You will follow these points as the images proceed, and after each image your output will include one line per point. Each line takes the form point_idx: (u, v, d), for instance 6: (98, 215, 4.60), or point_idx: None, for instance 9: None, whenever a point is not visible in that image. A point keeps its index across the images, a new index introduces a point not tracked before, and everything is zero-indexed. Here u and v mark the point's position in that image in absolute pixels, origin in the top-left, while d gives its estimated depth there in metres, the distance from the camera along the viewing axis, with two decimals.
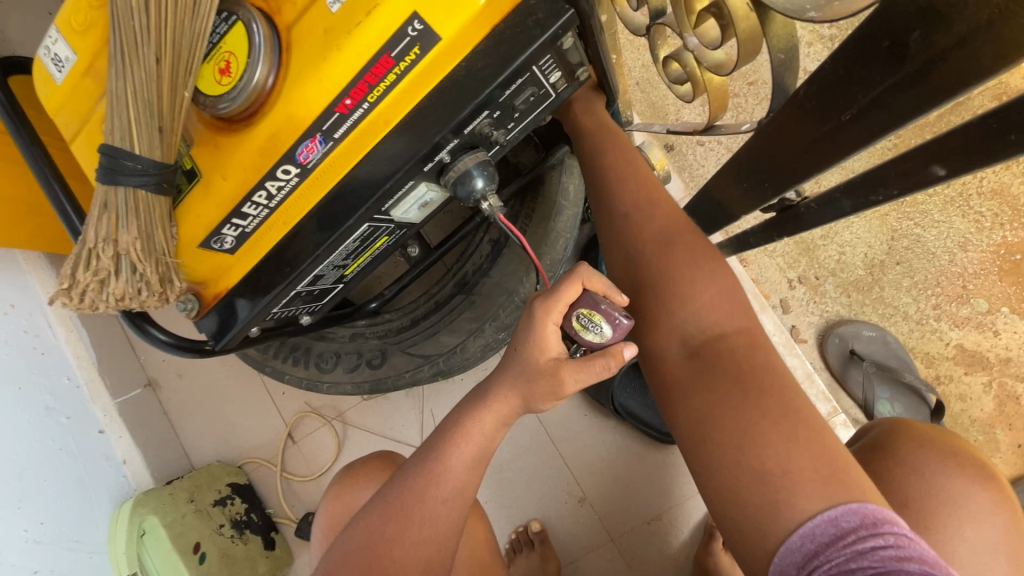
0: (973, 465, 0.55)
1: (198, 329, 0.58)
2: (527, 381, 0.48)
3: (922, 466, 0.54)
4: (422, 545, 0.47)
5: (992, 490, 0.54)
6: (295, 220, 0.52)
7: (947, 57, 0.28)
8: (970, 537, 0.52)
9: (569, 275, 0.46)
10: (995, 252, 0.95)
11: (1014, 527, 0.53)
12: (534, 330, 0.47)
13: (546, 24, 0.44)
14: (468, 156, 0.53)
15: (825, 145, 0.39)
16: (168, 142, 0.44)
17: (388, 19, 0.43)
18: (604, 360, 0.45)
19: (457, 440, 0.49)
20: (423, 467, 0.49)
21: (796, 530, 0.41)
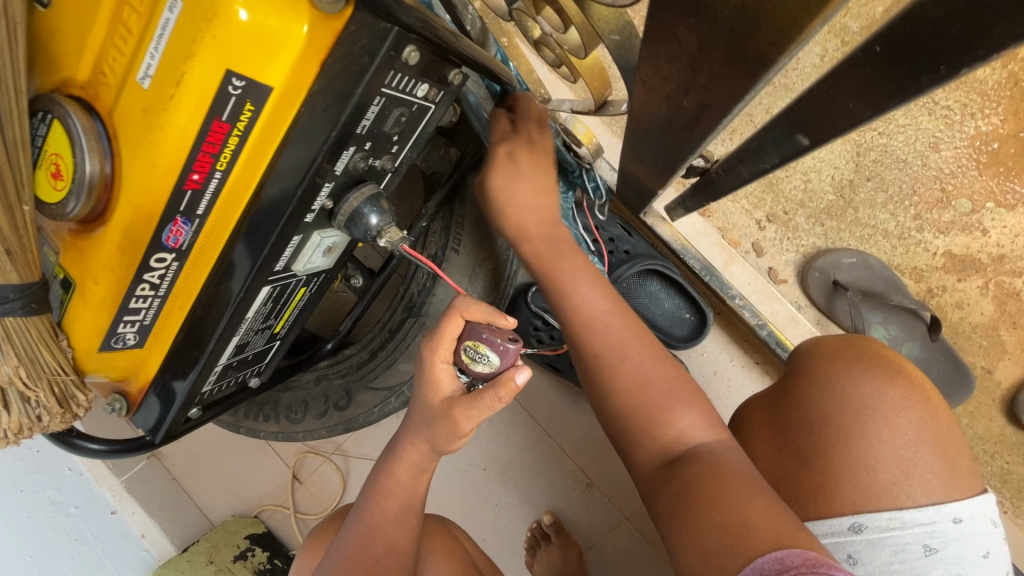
0: (881, 366, 0.55)
1: (134, 426, 0.57)
2: (428, 425, 0.49)
3: (832, 380, 0.54)
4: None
5: (905, 386, 0.54)
6: (191, 301, 0.49)
7: None
8: (888, 443, 0.51)
9: (445, 311, 0.46)
10: (971, 146, 0.88)
11: (932, 420, 0.53)
12: (425, 367, 0.48)
13: (373, 49, 0.40)
14: (353, 194, 0.49)
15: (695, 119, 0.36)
16: (23, 260, 0.42)
17: (202, 83, 0.38)
18: (494, 393, 0.44)
19: (375, 497, 0.52)
20: (370, 504, 0.52)
21: (747, 564, 0.38)
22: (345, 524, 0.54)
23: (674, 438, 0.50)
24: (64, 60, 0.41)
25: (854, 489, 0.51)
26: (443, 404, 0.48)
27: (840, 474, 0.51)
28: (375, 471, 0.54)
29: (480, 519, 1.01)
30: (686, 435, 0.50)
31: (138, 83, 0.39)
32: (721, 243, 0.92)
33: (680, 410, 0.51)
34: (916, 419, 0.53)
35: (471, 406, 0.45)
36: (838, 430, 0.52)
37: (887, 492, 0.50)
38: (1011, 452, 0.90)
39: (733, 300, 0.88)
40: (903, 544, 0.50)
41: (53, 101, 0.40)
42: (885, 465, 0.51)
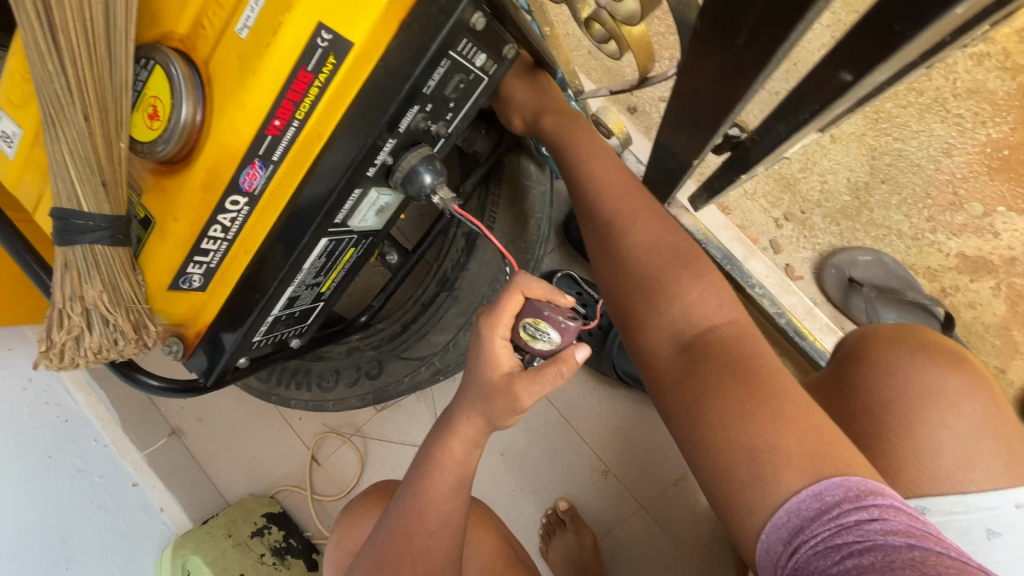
0: (943, 354, 0.56)
1: (188, 369, 0.60)
2: (485, 400, 0.51)
3: (894, 365, 0.56)
4: (430, 555, 0.53)
5: (967, 376, 0.55)
6: (255, 246, 0.53)
7: None
8: (950, 429, 0.53)
9: (508, 288, 0.46)
10: (981, 153, 0.92)
11: (993, 409, 0.55)
12: (484, 345, 0.48)
13: (450, 9, 0.44)
14: (411, 153, 0.53)
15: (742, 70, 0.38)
16: (115, 194, 0.46)
17: (296, 34, 0.42)
18: (556, 369, 0.46)
19: (430, 473, 0.54)
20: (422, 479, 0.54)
21: (781, 505, 0.41)
22: (397, 497, 0.56)
23: (683, 319, 0.53)
24: (166, 15, 0.46)
25: (915, 472, 0.53)
26: (504, 379, 0.49)
27: (902, 458, 0.53)
28: (426, 445, 0.56)
29: (498, 505, 1.01)
30: (693, 309, 0.53)
31: (237, 34, 0.44)
32: (743, 237, 0.95)
33: (687, 285, 0.54)
34: (978, 407, 0.54)
35: (533, 380, 0.47)
36: (898, 414, 0.54)
37: (949, 477, 0.53)
38: None
39: (753, 289, 0.93)
40: (967, 527, 0.52)
41: (156, 50, 0.45)
42: (948, 451, 0.53)
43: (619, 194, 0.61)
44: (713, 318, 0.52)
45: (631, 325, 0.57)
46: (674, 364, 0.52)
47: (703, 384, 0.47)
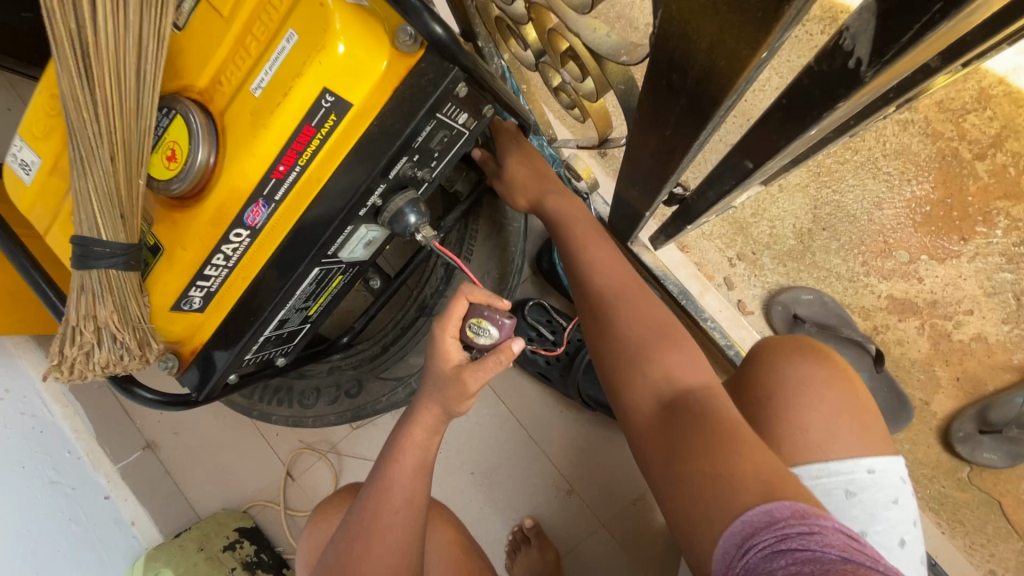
0: (813, 351, 0.64)
1: (182, 384, 0.64)
2: (441, 391, 0.58)
3: (776, 363, 0.64)
4: (394, 531, 0.59)
5: (830, 367, 0.63)
6: (253, 273, 0.58)
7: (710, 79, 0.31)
8: (818, 410, 0.60)
9: (454, 293, 0.55)
10: (907, 208, 1.04)
11: (852, 394, 0.62)
12: (436, 342, 0.56)
13: (438, 81, 0.51)
14: (399, 196, 0.60)
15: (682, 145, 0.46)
16: (131, 225, 0.51)
17: (303, 96, 0.49)
18: (495, 358, 0.53)
19: (395, 460, 0.61)
20: (391, 463, 0.61)
21: (739, 516, 0.42)
22: (365, 487, 0.63)
23: (665, 381, 0.58)
24: (187, 71, 0.52)
25: (792, 448, 0.59)
26: (454, 370, 0.56)
27: (781, 437, 0.59)
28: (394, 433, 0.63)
29: (467, 520, 1.06)
30: (674, 373, 0.58)
31: (251, 92, 0.50)
32: (698, 275, 1.04)
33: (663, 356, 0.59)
34: (840, 393, 0.61)
35: (477, 368, 0.54)
36: (775, 402, 0.61)
37: (817, 448, 0.58)
38: (947, 476, 1.00)
39: (705, 322, 1.01)
40: (829, 489, 0.58)
41: (177, 101, 0.51)
42: (815, 427, 0.59)
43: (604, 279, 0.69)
44: (691, 380, 0.57)
45: (618, 386, 0.61)
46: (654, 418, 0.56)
47: (679, 427, 0.52)
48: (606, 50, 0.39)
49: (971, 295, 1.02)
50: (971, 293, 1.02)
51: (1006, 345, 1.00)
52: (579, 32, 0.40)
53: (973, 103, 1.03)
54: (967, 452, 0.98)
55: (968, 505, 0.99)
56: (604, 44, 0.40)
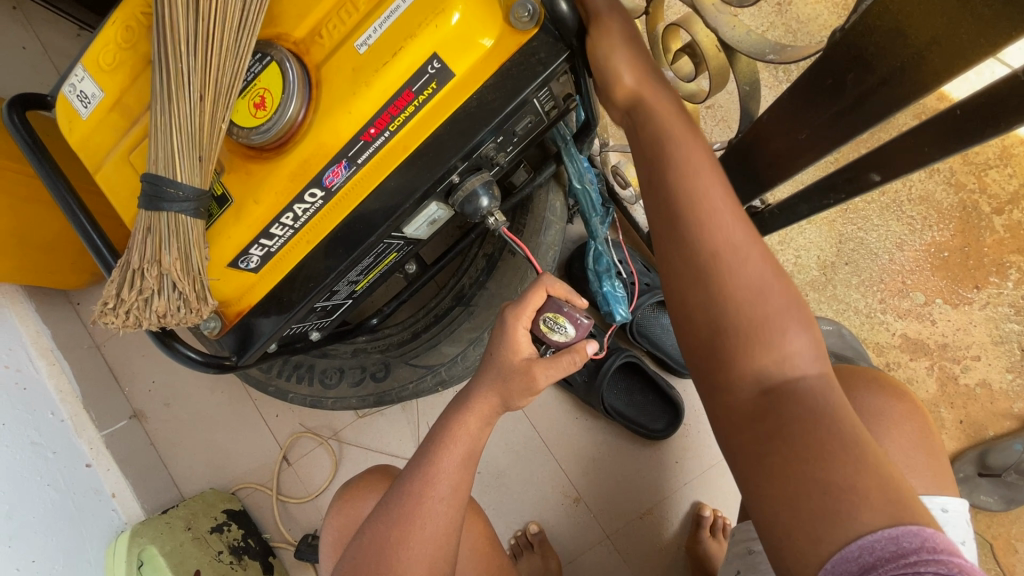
0: (890, 386, 0.66)
1: (220, 346, 0.61)
2: (504, 380, 0.60)
3: (855, 391, 0.65)
4: (436, 521, 0.57)
5: (907, 404, 0.65)
6: (318, 238, 0.56)
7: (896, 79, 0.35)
8: (896, 442, 0.62)
9: (536, 284, 0.59)
10: (927, 251, 1.08)
11: (927, 433, 0.64)
12: (507, 333, 0.59)
13: (548, 61, 0.50)
14: (474, 177, 0.58)
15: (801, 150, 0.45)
16: (206, 170, 0.48)
17: (410, 60, 0.48)
18: (571, 357, 0.59)
19: (446, 445, 0.59)
20: (443, 447, 0.59)
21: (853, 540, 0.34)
22: (403, 476, 0.60)
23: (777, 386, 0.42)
24: (284, 18, 0.50)
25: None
26: (524, 362, 0.59)
27: None
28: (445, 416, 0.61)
29: None
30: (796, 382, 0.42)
31: (355, 49, 0.48)
32: None
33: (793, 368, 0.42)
34: (917, 426, 0.63)
35: (551, 364, 0.58)
36: None
37: None
38: None
39: None
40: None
41: (272, 47, 0.49)
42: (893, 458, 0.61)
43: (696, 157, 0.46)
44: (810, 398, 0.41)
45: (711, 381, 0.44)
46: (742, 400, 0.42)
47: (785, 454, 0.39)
48: (752, 49, 0.39)
49: (979, 341, 1.05)
50: (979, 340, 1.05)
51: (1008, 394, 1.04)
52: (718, 28, 0.41)
53: (995, 159, 1.08)
54: (966, 493, 1.00)
55: None
56: (750, 46, 0.40)
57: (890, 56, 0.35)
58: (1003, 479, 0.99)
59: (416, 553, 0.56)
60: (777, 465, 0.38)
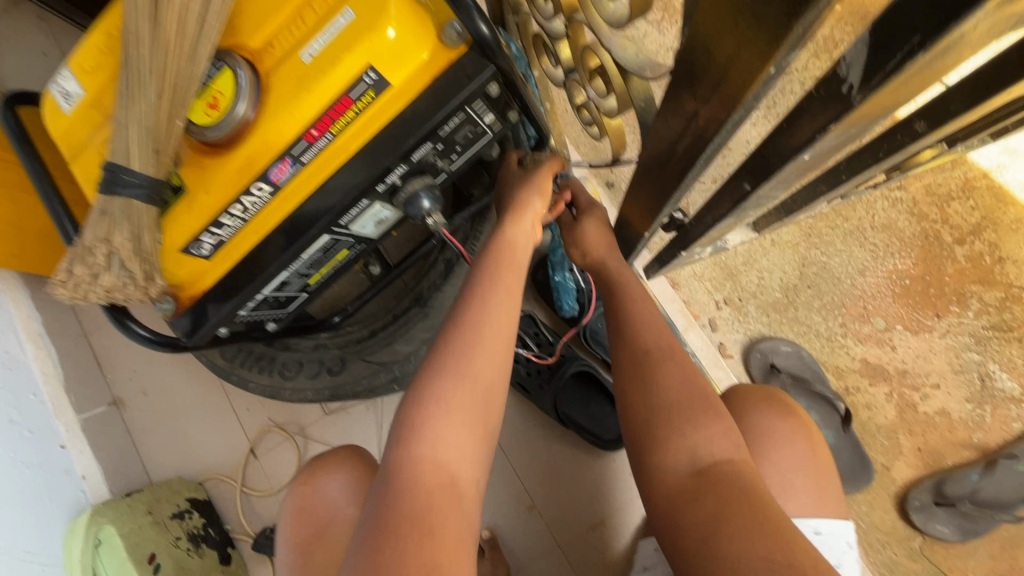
0: (780, 404, 0.67)
1: (172, 328, 0.66)
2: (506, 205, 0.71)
3: (747, 412, 0.66)
4: (485, 358, 0.56)
5: (794, 423, 0.66)
6: (265, 231, 0.60)
7: (719, 93, 0.33)
8: (776, 464, 0.62)
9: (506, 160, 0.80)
10: (888, 279, 1.10)
11: (814, 451, 0.64)
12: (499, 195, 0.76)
13: (473, 76, 0.55)
14: (416, 180, 0.63)
15: (670, 172, 0.48)
16: (161, 161, 0.53)
17: (348, 70, 0.53)
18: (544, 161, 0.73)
19: (493, 289, 0.61)
20: (430, 381, 0.54)
21: None
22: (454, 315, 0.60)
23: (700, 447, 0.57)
24: (242, 30, 0.55)
25: None
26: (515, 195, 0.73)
27: None
28: (443, 351, 0.56)
29: None
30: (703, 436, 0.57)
31: (301, 58, 0.54)
32: (683, 312, 1.12)
33: (701, 430, 0.57)
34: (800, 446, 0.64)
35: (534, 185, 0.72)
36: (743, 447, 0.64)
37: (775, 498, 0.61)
38: (899, 544, 1.02)
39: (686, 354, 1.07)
40: None
41: (228, 55, 0.54)
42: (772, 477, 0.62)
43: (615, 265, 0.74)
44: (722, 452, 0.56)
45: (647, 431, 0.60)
46: (688, 488, 0.55)
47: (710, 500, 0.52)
48: (633, 67, 0.43)
49: (939, 369, 1.06)
50: (939, 368, 1.06)
51: (967, 423, 1.04)
52: (611, 49, 0.45)
53: (958, 192, 1.10)
54: (921, 521, 1.00)
55: None
56: (635, 64, 0.44)
57: (717, 65, 0.31)
58: (958, 510, 0.98)
59: (469, 383, 0.54)
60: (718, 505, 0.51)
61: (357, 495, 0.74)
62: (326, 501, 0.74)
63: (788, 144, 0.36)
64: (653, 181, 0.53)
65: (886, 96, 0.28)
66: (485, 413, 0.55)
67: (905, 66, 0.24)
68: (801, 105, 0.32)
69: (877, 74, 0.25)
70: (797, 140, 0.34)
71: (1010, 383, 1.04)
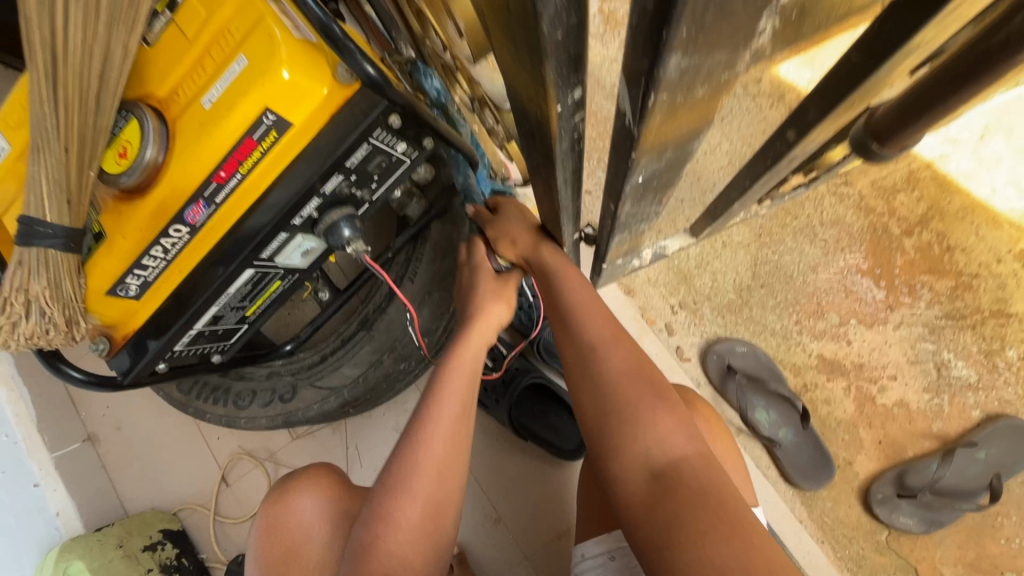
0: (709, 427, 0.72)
1: (109, 366, 0.68)
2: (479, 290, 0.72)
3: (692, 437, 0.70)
4: (443, 416, 0.63)
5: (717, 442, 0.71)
6: (189, 268, 0.62)
7: (540, 127, 0.34)
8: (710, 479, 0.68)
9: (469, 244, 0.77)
10: (840, 274, 1.10)
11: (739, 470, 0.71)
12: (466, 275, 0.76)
13: (368, 111, 0.58)
14: (334, 211, 0.65)
15: (550, 192, 0.49)
16: (76, 211, 0.56)
17: (246, 113, 0.55)
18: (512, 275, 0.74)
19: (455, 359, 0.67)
20: (396, 476, 0.61)
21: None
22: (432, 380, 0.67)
23: (652, 451, 0.58)
24: (149, 81, 0.58)
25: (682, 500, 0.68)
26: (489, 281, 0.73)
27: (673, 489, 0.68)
28: (408, 445, 0.62)
29: None
30: (654, 440, 0.59)
31: (202, 105, 0.56)
32: (638, 318, 1.13)
33: (653, 423, 0.59)
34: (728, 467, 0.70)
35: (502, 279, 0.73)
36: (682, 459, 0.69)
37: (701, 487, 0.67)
38: (866, 539, 1.02)
39: None
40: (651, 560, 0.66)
41: (136, 106, 0.57)
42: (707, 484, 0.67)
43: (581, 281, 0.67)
44: (677, 447, 0.58)
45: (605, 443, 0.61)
46: (647, 490, 0.57)
47: (670, 509, 0.54)
48: None
49: (895, 361, 1.06)
50: (895, 359, 1.06)
51: (926, 413, 1.04)
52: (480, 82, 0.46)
53: (903, 184, 1.11)
54: (884, 514, 1.00)
55: (886, 569, 1.00)
56: None
57: (529, 105, 0.33)
58: (920, 501, 0.98)
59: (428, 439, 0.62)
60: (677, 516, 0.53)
61: (327, 513, 0.75)
62: (298, 520, 0.75)
63: (619, 171, 0.37)
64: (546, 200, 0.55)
65: (667, 128, 0.29)
66: (444, 497, 0.61)
67: (650, 106, 0.25)
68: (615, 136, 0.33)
69: (639, 108, 0.27)
70: (623, 167, 0.36)
71: (965, 370, 1.05)
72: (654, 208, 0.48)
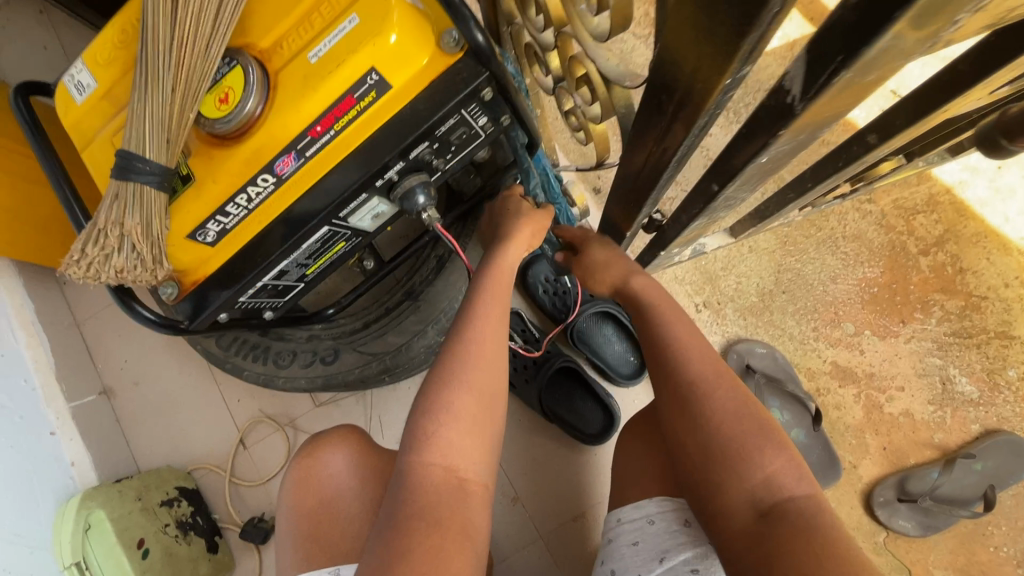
0: None
1: (174, 311, 0.68)
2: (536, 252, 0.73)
3: None
4: (482, 340, 0.62)
5: None
6: (268, 220, 0.64)
7: (689, 100, 0.37)
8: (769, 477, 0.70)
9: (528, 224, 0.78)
10: (858, 286, 1.16)
11: None
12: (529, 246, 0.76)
13: (468, 81, 0.60)
14: (413, 177, 0.67)
15: (647, 171, 0.52)
16: (172, 151, 0.56)
17: (352, 71, 0.57)
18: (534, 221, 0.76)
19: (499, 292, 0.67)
20: (437, 395, 0.58)
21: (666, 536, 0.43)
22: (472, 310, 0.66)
23: (760, 488, 0.57)
24: (252, 31, 0.59)
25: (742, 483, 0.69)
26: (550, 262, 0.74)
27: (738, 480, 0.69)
28: (442, 366, 0.60)
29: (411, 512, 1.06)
30: (768, 476, 0.57)
31: (307, 59, 0.58)
32: None
33: (763, 457, 0.58)
34: None
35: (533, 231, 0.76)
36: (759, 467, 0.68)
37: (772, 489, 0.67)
38: (865, 538, 1.06)
39: None
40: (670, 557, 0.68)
41: (239, 54, 0.58)
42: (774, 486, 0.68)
43: (680, 320, 0.68)
44: (789, 486, 0.57)
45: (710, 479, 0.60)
46: (753, 526, 0.56)
47: (775, 544, 0.53)
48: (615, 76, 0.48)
49: (904, 372, 1.12)
50: (904, 371, 1.12)
51: (929, 424, 1.10)
52: (596, 60, 0.49)
53: (923, 206, 1.17)
54: (884, 516, 1.05)
55: (882, 568, 1.05)
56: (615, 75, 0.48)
57: (687, 77, 0.35)
58: (919, 505, 1.03)
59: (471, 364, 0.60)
60: (778, 546, 0.52)
61: (360, 470, 0.76)
62: (328, 476, 0.76)
63: (744, 150, 0.40)
64: (632, 181, 0.58)
65: (825, 107, 0.32)
66: (488, 423, 0.59)
67: (832, 82, 0.28)
68: (756, 115, 0.37)
69: (815, 84, 0.29)
70: (752, 145, 0.39)
71: (968, 386, 1.11)
72: (746, 194, 0.51)
